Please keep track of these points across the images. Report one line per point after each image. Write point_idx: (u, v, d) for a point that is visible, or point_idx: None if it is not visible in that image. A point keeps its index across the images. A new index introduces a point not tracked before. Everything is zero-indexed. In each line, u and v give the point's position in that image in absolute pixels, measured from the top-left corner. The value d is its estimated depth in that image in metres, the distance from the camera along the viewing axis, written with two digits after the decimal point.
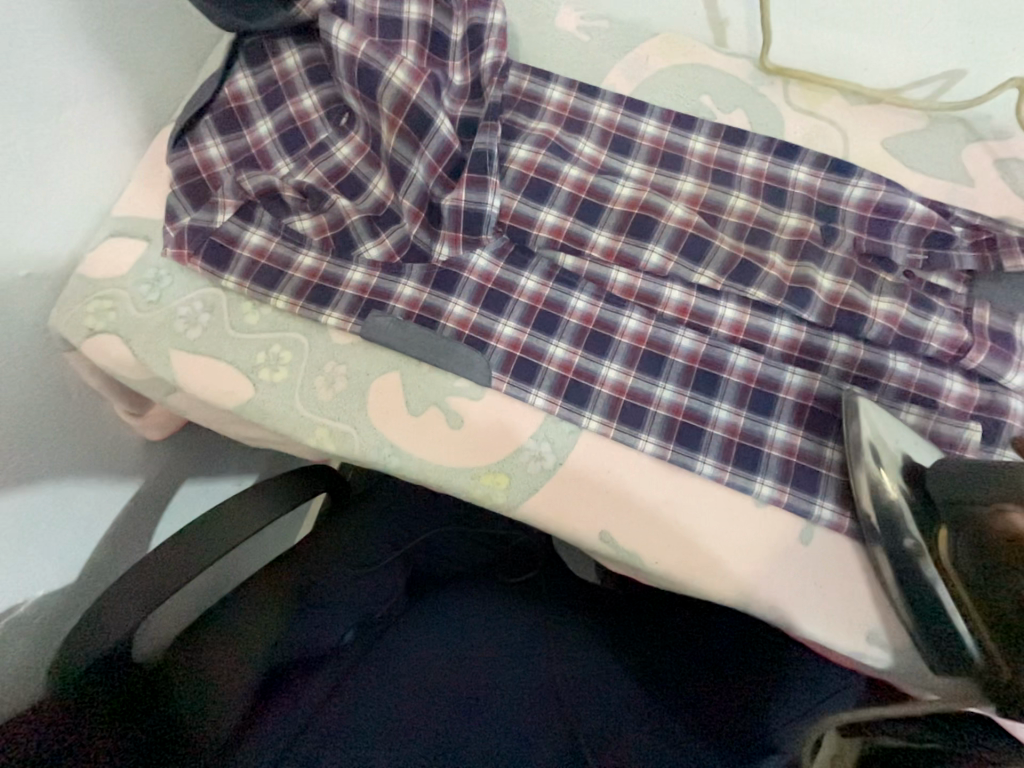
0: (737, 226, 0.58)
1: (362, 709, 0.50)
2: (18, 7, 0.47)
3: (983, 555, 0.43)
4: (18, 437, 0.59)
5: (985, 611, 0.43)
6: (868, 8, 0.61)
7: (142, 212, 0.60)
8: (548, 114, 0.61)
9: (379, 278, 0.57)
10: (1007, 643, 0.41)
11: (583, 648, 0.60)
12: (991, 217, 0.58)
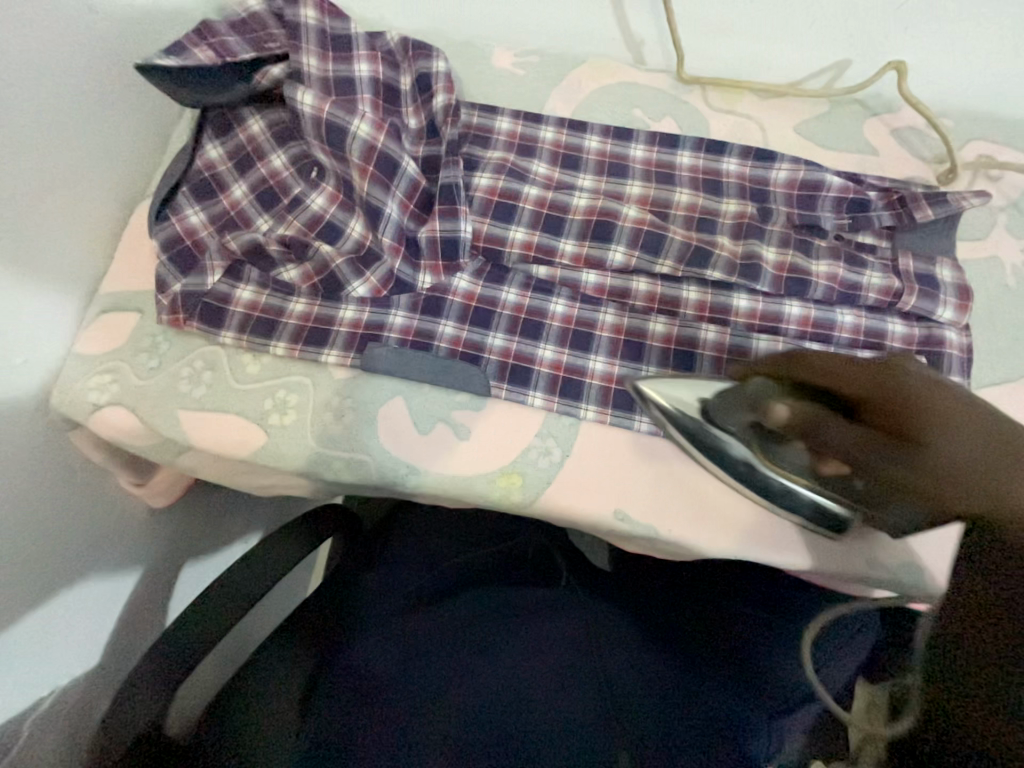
0: (685, 218, 0.65)
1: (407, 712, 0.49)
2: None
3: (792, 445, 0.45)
4: (28, 522, 0.59)
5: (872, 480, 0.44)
6: (761, 17, 0.69)
7: (130, 286, 0.63)
8: (500, 143, 0.67)
9: (370, 312, 0.61)
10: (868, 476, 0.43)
11: (624, 626, 0.63)
12: (898, 179, 0.67)
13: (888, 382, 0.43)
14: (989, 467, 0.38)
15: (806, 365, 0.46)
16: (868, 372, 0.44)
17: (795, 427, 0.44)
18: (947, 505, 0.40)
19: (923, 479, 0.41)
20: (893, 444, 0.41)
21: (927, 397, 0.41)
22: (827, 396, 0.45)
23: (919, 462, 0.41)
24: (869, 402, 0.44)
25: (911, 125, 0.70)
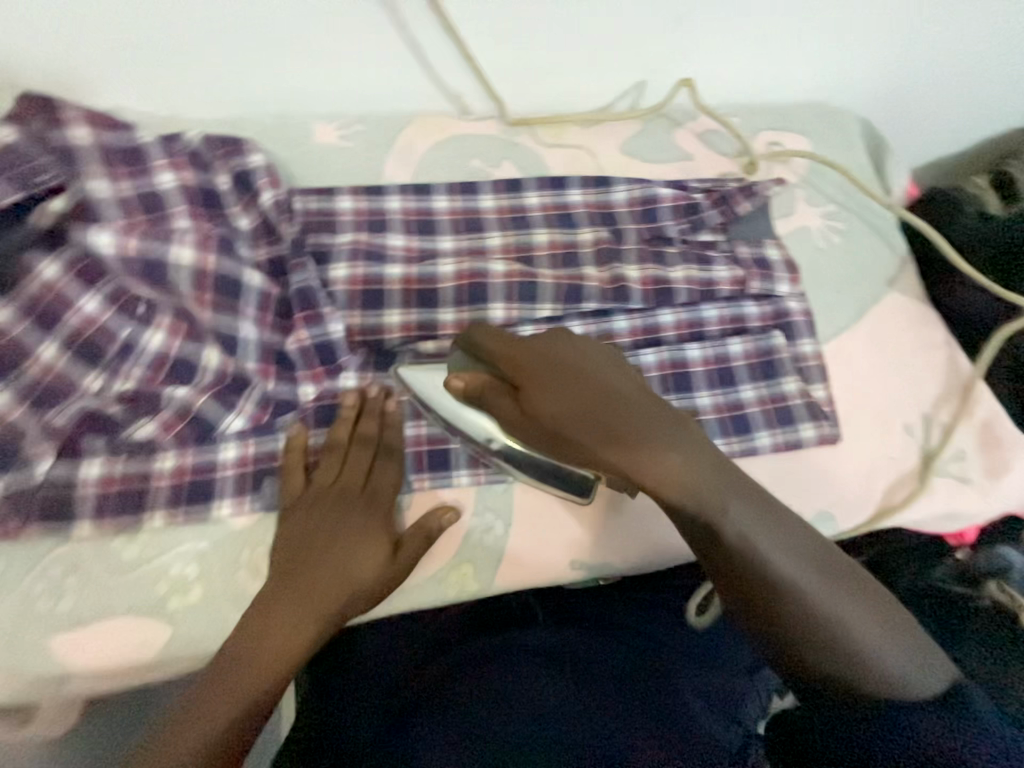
0: (549, 257, 0.67)
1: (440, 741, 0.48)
2: None
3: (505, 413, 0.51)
4: None
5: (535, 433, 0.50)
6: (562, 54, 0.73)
7: None
8: (348, 225, 0.64)
9: (256, 444, 0.55)
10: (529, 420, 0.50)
11: (620, 640, 0.60)
12: (715, 178, 0.75)
13: (519, 355, 0.51)
14: (597, 422, 0.47)
15: (476, 369, 0.52)
16: (508, 353, 0.51)
17: (484, 402, 0.52)
18: (573, 447, 0.49)
19: (560, 441, 0.49)
20: (530, 412, 0.49)
21: (546, 370, 0.49)
22: (495, 374, 0.52)
23: (550, 417, 0.48)
24: (518, 377, 0.50)
25: (712, 128, 0.79)
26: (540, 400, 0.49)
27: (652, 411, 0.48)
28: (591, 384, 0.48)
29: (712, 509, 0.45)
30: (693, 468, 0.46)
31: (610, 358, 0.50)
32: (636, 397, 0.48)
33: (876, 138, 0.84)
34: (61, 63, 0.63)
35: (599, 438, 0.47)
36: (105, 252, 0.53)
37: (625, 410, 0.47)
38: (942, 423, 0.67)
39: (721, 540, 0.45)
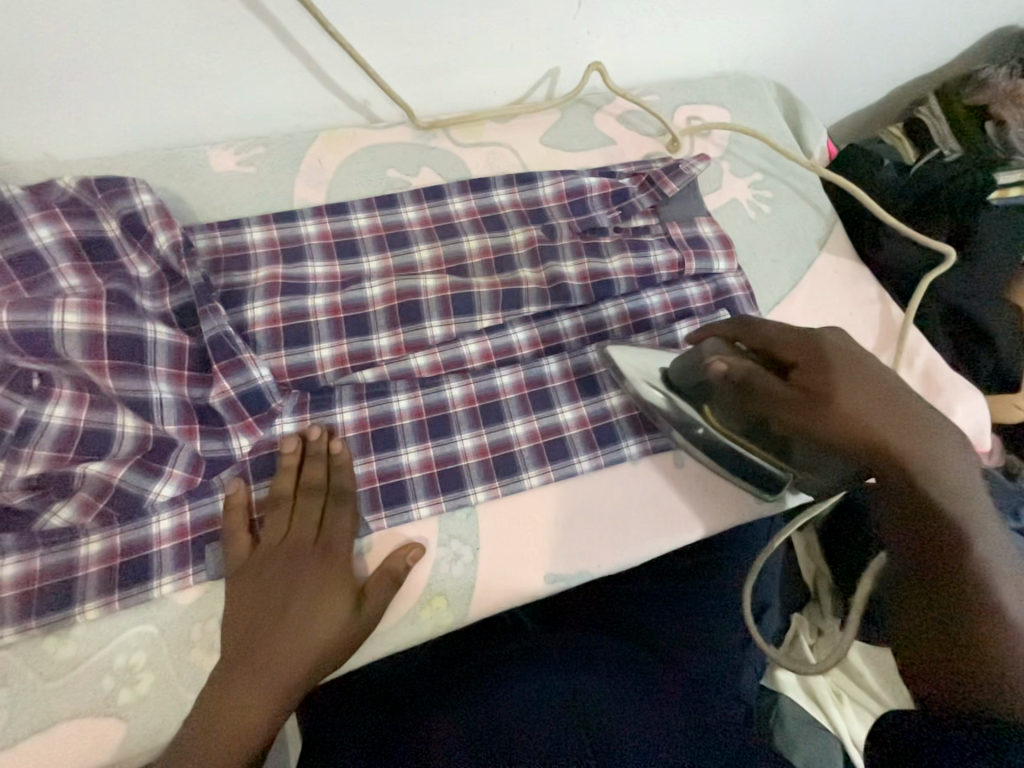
0: (483, 264, 0.64)
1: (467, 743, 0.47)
2: None
3: (739, 400, 0.52)
4: None
5: (789, 424, 0.50)
6: None
7: None
8: (262, 258, 0.59)
9: (192, 510, 0.51)
10: (809, 404, 0.49)
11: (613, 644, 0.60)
12: (640, 161, 0.74)
13: (815, 346, 0.51)
14: (889, 416, 0.48)
15: (823, 337, 0.52)
16: (799, 342, 0.52)
17: (751, 380, 0.51)
18: (849, 434, 0.47)
19: (823, 420, 0.48)
20: (824, 389, 0.49)
21: (839, 361, 0.50)
22: (766, 355, 0.53)
23: (828, 401, 0.48)
24: (801, 362, 0.51)
25: (629, 110, 0.78)
26: (821, 377, 0.49)
27: (934, 420, 0.48)
28: (884, 382, 0.49)
29: (961, 523, 0.44)
30: (962, 489, 0.46)
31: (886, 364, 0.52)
32: (928, 414, 0.49)
33: (792, 101, 0.85)
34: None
35: (874, 427, 0.47)
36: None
37: (914, 422, 0.48)
38: None
39: (958, 554, 0.43)
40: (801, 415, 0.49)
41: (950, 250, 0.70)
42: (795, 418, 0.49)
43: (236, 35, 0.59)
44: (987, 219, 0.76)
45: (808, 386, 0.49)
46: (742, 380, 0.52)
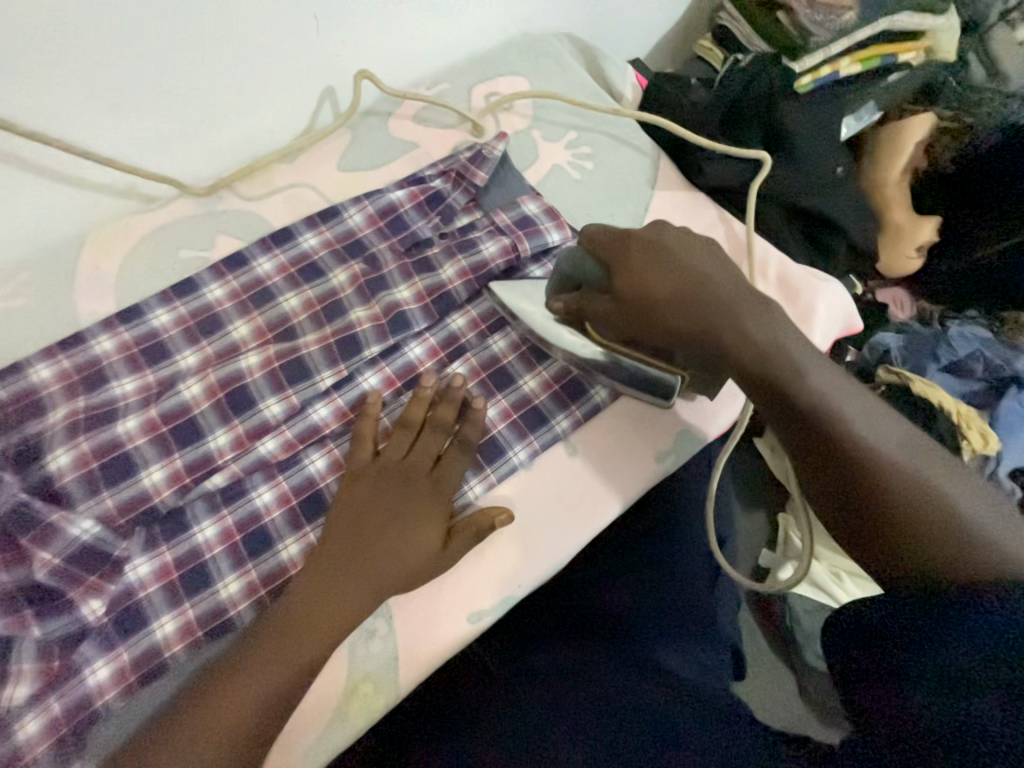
0: (311, 319, 0.59)
1: (545, 682, 0.54)
2: None
3: (594, 316, 0.54)
4: None
5: (628, 327, 0.53)
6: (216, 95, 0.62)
7: None
8: (57, 396, 0.53)
9: (59, 701, 0.45)
10: (631, 308, 0.52)
11: (598, 623, 0.61)
12: (447, 156, 0.70)
13: (624, 248, 0.54)
14: (695, 297, 0.51)
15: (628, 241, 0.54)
16: (613, 245, 0.54)
17: (588, 315, 0.55)
18: (669, 319, 0.51)
19: (655, 321, 0.52)
20: (648, 300, 0.52)
21: (645, 253, 0.53)
22: (602, 271, 0.55)
23: (657, 304, 0.51)
24: (618, 266, 0.54)
25: (421, 106, 0.73)
26: (634, 283, 0.52)
27: (744, 291, 0.52)
28: (686, 267, 0.52)
29: (794, 375, 0.47)
30: (778, 338, 0.49)
31: (704, 250, 0.54)
32: (735, 285, 0.52)
33: (587, 48, 0.82)
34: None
35: (688, 314, 0.51)
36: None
37: (720, 292, 0.51)
38: None
39: (805, 405, 0.46)
40: (628, 316, 0.53)
41: (765, 154, 0.71)
42: (621, 323, 0.53)
43: None
44: (794, 112, 0.77)
45: (632, 288, 0.52)
46: (579, 305, 0.55)
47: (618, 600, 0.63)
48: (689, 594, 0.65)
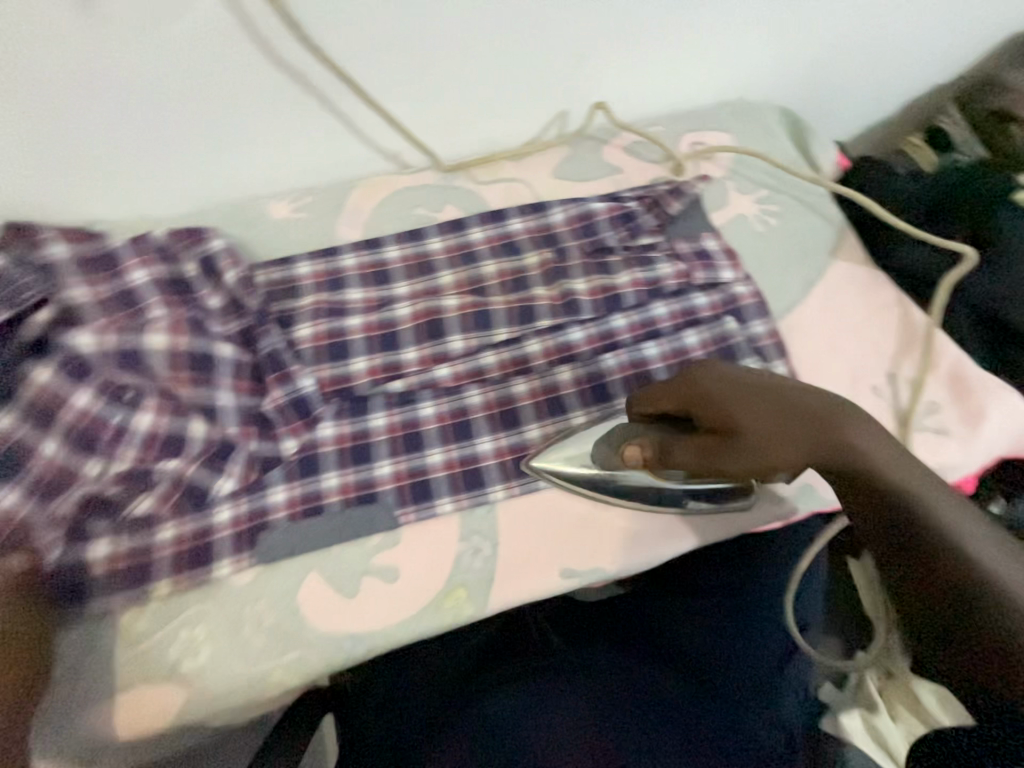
0: (500, 285, 0.71)
1: (573, 685, 0.58)
2: None
3: (667, 457, 0.55)
4: None
5: (716, 470, 0.51)
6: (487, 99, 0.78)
7: None
8: (309, 287, 0.69)
9: (247, 503, 0.58)
10: (710, 455, 0.51)
11: (639, 646, 0.64)
12: (645, 185, 0.80)
13: (694, 400, 0.52)
14: (795, 423, 0.45)
15: (700, 378, 0.52)
16: (683, 392, 0.53)
17: (664, 452, 0.55)
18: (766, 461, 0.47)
19: (737, 449, 0.48)
20: (731, 444, 0.49)
21: (728, 395, 0.50)
22: (673, 429, 0.56)
23: (753, 451, 0.47)
24: (697, 411, 0.52)
25: (634, 141, 0.84)
26: (734, 418, 0.49)
27: (837, 414, 0.44)
28: (782, 399, 0.47)
29: (922, 506, 0.38)
30: (891, 464, 0.41)
31: (777, 382, 0.48)
32: (828, 412, 0.44)
33: (797, 121, 0.88)
34: (24, 191, 0.67)
35: (783, 441, 0.45)
36: (87, 349, 0.58)
37: (823, 421, 0.44)
38: (905, 380, 0.68)
39: (934, 542, 0.37)
40: (710, 467, 0.51)
41: (966, 250, 0.70)
42: (703, 468, 0.52)
43: (287, 109, 0.70)
44: (1010, 218, 0.74)
45: (709, 436, 0.51)
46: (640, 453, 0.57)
47: (667, 632, 0.65)
48: (751, 651, 0.64)
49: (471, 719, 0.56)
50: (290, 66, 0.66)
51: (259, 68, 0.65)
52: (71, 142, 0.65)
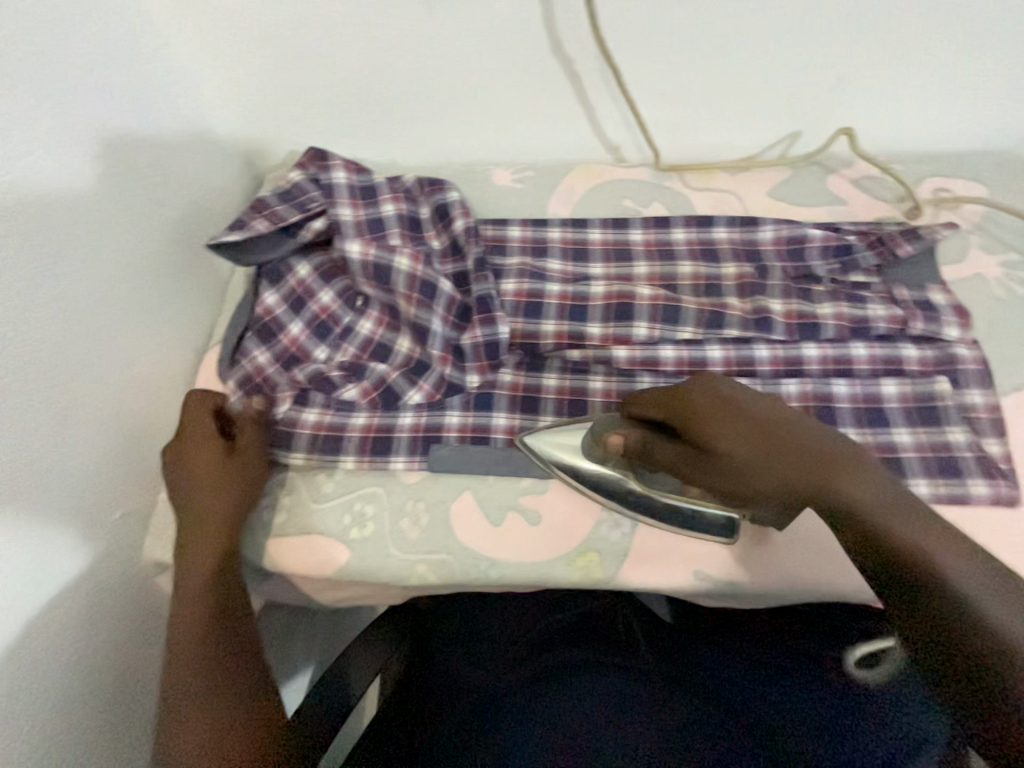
0: (692, 287, 0.72)
1: (629, 692, 0.62)
2: (111, 314, 0.62)
3: (651, 456, 0.57)
4: (116, 666, 0.63)
5: (704, 479, 0.55)
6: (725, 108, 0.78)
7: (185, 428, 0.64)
8: (516, 249, 0.76)
9: (427, 416, 0.67)
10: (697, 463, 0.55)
11: (704, 674, 0.65)
12: (871, 222, 0.75)
13: (687, 407, 0.55)
14: (774, 444, 0.53)
15: (690, 391, 0.56)
16: (669, 399, 0.57)
17: (646, 453, 0.58)
18: (758, 479, 0.53)
19: (728, 466, 0.53)
20: (718, 458, 0.54)
21: (716, 411, 0.54)
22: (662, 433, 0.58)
23: (729, 471, 0.54)
24: (679, 423, 0.56)
25: (867, 175, 0.79)
26: (721, 434, 0.54)
27: (813, 438, 0.53)
28: (763, 418, 0.54)
29: (882, 521, 0.48)
30: (861, 476, 0.50)
31: (759, 397, 0.56)
32: (805, 435, 0.53)
33: None
34: (321, 121, 0.82)
35: (771, 464, 0.52)
36: (354, 255, 0.69)
37: (808, 445, 0.52)
38: None
39: (900, 559, 0.46)
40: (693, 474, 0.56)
41: None
42: (691, 472, 0.56)
43: (542, 90, 0.77)
44: None
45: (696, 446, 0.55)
46: (625, 449, 0.58)
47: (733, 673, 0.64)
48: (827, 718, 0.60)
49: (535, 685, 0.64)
50: (562, 51, 0.73)
51: (535, 51, 0.73)
52: (368, 93, 0.79)
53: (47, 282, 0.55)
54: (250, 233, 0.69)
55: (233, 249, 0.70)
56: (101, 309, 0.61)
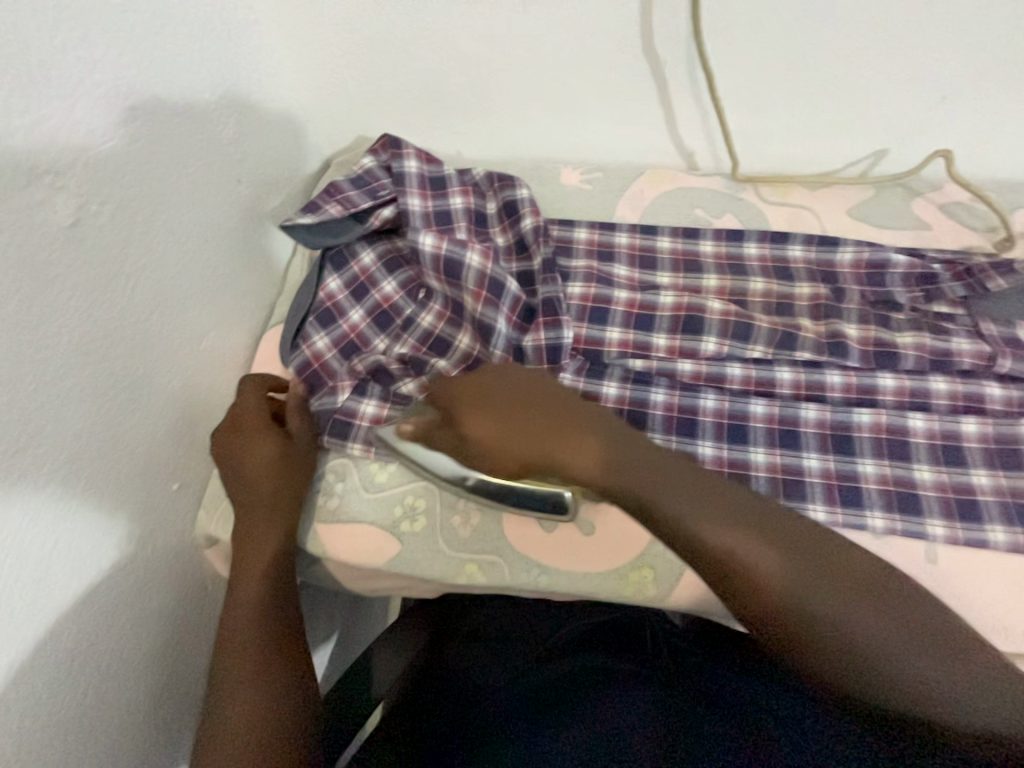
0: (763, 304, 0.70)
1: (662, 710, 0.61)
2: (181, 288, 0.62)
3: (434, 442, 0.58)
4: (162, 635, 0.64)
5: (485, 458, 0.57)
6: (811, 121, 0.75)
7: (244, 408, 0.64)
8: (582, 251, 0.74)
9: None
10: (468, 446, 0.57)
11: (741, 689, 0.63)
12: (959, 251, 0.71)
13: (452, 391, 0.58)
14: (517, 419, 0.56)
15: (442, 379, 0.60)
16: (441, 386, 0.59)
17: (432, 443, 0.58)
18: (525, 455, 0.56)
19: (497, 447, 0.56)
20: (480, 439, 0.56)
21: (473, 392, 0.58)
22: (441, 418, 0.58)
23: (494, 450, 0.56)
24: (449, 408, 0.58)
25: (956, 200, 0.75)
26: (478, 417, 0.57)
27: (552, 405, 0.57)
28: (504, 392, 0.57)
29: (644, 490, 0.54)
30: (602, 435, 0.56)
31: (514, 369, 0.59)
32: (552, 403, 0.58)
33: None
34: (393, 108, 0.82)
35: (524, 438, 0.56)
36: (427, 247, 0.67)
37: (550, 417, 0.57)
38: None
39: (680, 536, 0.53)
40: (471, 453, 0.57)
41: None
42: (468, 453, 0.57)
43: (623, 91, 0.76)
44: None
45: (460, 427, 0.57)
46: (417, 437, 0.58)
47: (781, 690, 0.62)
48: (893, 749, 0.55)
49: (566, 691, 0.65)
50: (650, 54, 0.71)
51: (624, 48, 0.71)
52: (446, 84, 0.78)
53: (133, 251, 0.55)
54: (321, 217, 0.69)
55: (304, 231, 0.70)
56: (173, 284, 0.61)
